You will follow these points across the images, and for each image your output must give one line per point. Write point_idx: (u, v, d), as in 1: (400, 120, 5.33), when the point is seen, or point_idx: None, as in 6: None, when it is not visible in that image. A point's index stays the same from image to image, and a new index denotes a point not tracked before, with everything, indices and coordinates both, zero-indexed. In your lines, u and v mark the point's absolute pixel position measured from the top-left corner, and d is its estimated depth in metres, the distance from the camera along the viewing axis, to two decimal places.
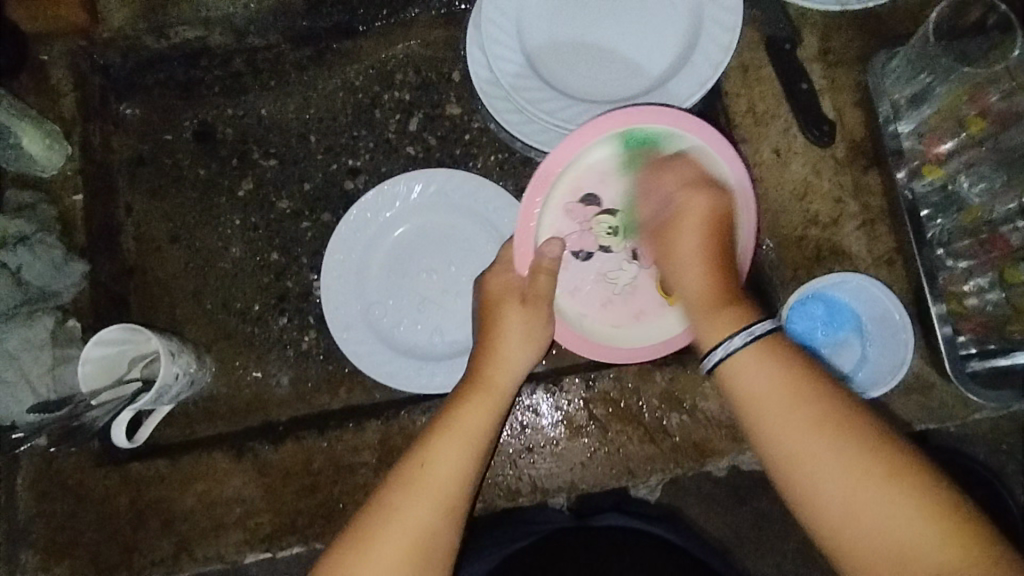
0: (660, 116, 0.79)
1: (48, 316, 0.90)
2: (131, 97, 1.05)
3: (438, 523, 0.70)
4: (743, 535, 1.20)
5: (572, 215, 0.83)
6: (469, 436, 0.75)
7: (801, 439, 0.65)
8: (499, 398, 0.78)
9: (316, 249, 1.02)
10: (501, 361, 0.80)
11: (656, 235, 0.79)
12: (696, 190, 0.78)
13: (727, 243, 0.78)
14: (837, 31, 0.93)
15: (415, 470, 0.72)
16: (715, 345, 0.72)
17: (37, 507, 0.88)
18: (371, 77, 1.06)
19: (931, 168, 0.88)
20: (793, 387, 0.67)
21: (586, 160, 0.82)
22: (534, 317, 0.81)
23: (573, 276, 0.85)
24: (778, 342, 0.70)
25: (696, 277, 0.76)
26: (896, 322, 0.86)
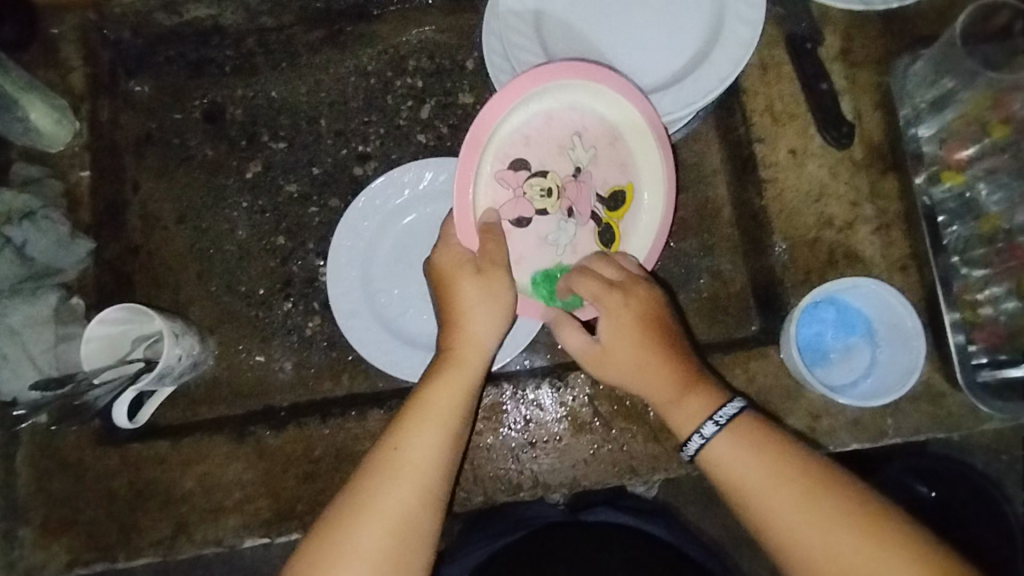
0: (573, 70, 0.78)
1: (51, 293, 0.89)
2: (141, 73, 1.03)
3: (415, 508, 0.68)
4: (739, 536, 1.20)
5: (502, 181, 0.78)
6: (443, 417, 0.72)
7: (784, 509, 0.65)
8: (470, 373, 0.74)
9: (323, 235, 1.01)
10: (466, 335, 0.76)
11: (609, 355, 0.74)
12: (614, 320, 0.73)
13: (671, 344, 0.74)
14: (859, 31, 0.91)
15: (387, 458, 0.69)
16: (690, 436, 0.71)
17: (37, 484, 0.87)
18: (384, 62, 1.04)
19: (951, 173, 0.86)
20: (770, 460, 0.67)
21: (509, 124, 0.78)
22: (492, 279, 0.75)
23: (517, 243, 0.79)
24: (743, 423, 0.70)
25: (651, 383, 0.73)
26: (908, 330, 0.84)
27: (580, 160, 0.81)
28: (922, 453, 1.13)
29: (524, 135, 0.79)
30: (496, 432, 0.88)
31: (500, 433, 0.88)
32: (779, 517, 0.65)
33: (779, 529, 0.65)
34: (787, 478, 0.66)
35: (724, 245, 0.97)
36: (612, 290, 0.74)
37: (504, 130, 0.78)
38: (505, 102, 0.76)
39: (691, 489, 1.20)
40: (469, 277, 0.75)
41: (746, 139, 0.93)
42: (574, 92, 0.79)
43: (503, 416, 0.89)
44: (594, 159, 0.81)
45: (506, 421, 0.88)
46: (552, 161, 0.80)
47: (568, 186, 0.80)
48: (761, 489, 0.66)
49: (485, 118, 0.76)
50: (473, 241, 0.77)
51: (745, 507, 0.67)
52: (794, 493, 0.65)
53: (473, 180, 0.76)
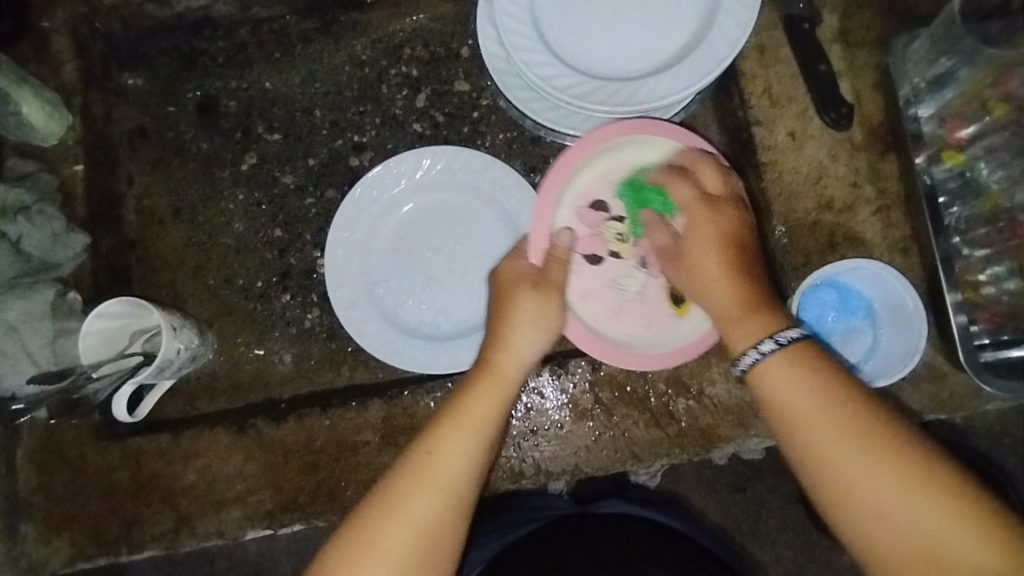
0: (652, 129, 0.84)
1: (48, 288, 0.89)
2: (133, 66, 1.02)
3: (445, 514, 0.67)
4: (742, 522, 1.20)
5: (582, 217, 0.85)
6: (480, 426, 0.71)
7: (841, 447, 0.61)
8: (511, 385, 0.74)
9: (320, 227, 1.01)
10: (513, 346, 0.75)
11: (681, 259, 0.76)
12: (707, 223, 0.74)
13: (750, 223, 0.75)
14: (857, 11, 0.90)
15: (422, 465, 0.68)
16: (754, 344, 0.68)
17: (38, 480, 0.87)
18: (378, 51, 1.04)
19: (950, 153, 0.86)
20: (831, 400, 0.63)
21: (592, 171, 0.85)
22: (550, 304, 0.77)
23: (583, 279, 0.85)
24: (804, 347, 0.67)
25: (721, 293, 0.72)
26: (910, 311, 0.84)
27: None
28: (926, 437, 1.13)
29: (605, 179, 0.86)
30: None
31: None
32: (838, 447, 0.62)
33: (835, 469, 0.62)
34: (845, 416, 0.62)
35: None
36: (703, 201, 0.76)
37: (597, 176, 0.86)
38: (589, 147, 0.84)
39: (693, 476, 1.20)
40: (532, 292, 0.77)
41: (744, 123, 0.92)
42: (667, 152, 0.85)
43: None
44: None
45: None
46: (632, 210, 0.86)
47: (647, 239, 0.85)
48: (819, 419, 0.63)
49: (569, 160, 0.83)
50: (541, 259, 0.81)
51: (800, 443, 0.64)
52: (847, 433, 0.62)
53: (552, 209, 0.83)
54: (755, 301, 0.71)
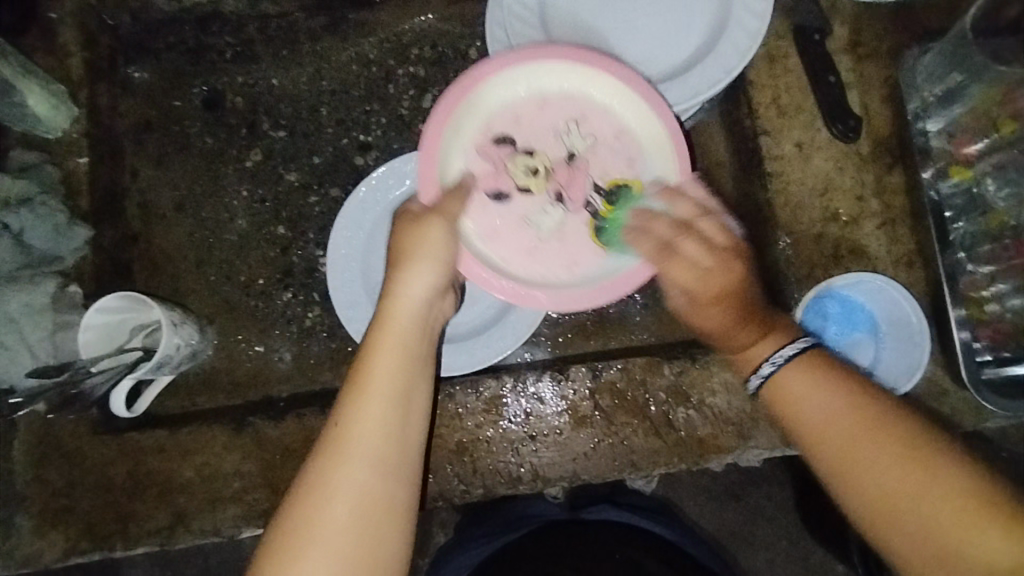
0: (530, 56, 0.75)
1: (49, 281, 0.89)
2: (140, 59, 1.03)
3: (375, 484, 0.60)
4: (737, 532, 1.20)
5: (482, 155, 0.76)
6: (389, 383, 0.64)
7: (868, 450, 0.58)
8: (405, 329, 0.67)
9: (323, 225, 1.01)
10: (399, 286, 0.69)
11: (700, 305, 0.69)
12: (708, 281, 0.68)
13: (749, 270, 0.69)
14: (868, 23, 0.90)
15: (332, 439, 0.62)
16: (760, 365, 0.67)
17: (34, 473, 0.87)
18: (386, 50, 1.03)
19: (958, 169, 0.85)
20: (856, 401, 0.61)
21: (493, 106, 0.77)
22: (428, 228, 0.70)
23: (508, 220, 0.76)
24: (816, 356, 0.65)
25: (702, 314, 0.70)
26: (914, 327, 0.84)
27: (572, 147, 0.77)
28: None
29: (514, 112, 0.77)
30: (496, 425, 0.88)
31: (500, 426, 0.88)
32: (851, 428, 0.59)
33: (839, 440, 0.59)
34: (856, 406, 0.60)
35: None
36: (681, 232, 0.70)
37: (495, 116, 0.77)
38: (482, 80, 0.75)
39: (688, 483, 1.20)
40: (428, 219, 0.71)
41: (751, 132, 0.92)
42: (572, 78, 0.77)
43: (503, 409, 0.88)
44: (597, 150, 0.78)
45: (506, 414, 0.88)
46: (531, 135, 0.77)
47: (560, 170, 0.77)
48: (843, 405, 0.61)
49: (471, 87, 0.75)
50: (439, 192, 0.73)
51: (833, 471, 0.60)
52: (864, 435, 0.58)
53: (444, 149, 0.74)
54: (761, 329, 0.68)
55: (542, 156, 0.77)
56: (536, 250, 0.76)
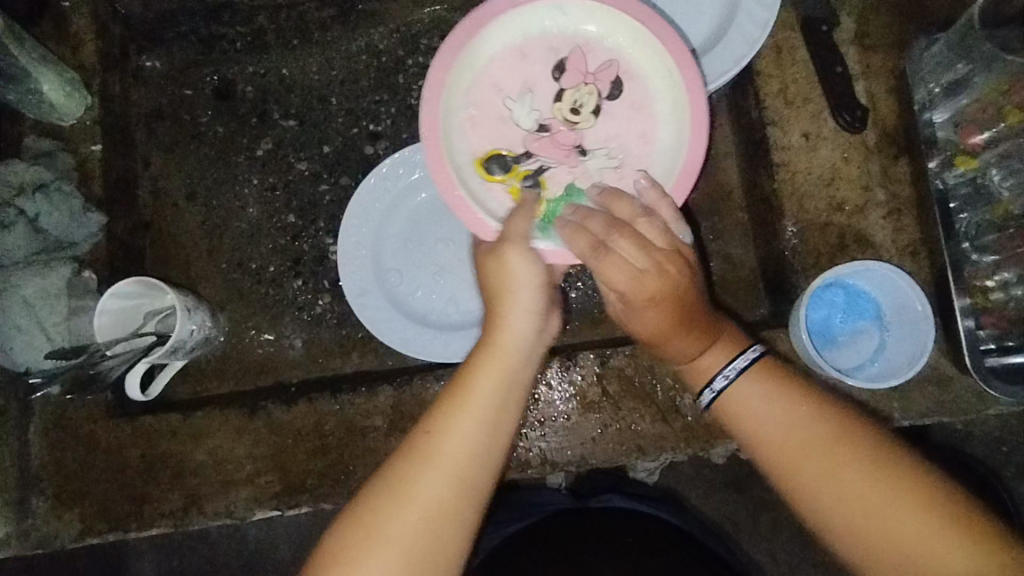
0: (654, 26, 0.71)
1: (65, 266, 0.90)
2: (152, 48, 1.04)
3: (456, 506, 0.60)
4: (740, 522, 1.21)
5: (532, 53, 0.73)
6: (483, 411, 0.63)
7: (800, 452, 0.60)
8: (515, 359, 0.65)
9: (333, 214, 1.02)
10: (514, 312, 0.66)
11: (636, 306, 0.62)
12: (647, 283, 0.60)
13: (690, 270, 0.63)
14: (875, 15, 0.91)
15: (421, 448, 0.61)
16: (712, 378, 0.67)
17: (49, 455, 0.88)
18: (396, 41, 1.04)
19: (963, 158, 0.86)
20: (795, 406, 0.62)
21: (576, 29, 0.73)
22: (505, 257, 0.66)
23: (490, 99, 0.72)
24: (766, 367, 0.66)
25: (645, 319, 0.64)
26: (918, 312, 0.84)
27: (590, 113, 0.72)
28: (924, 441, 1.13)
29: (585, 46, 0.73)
30: None
31: None
32: (785, 441, 0.61)
33: (783, 451, 0.61)
34: (811, 420, 0.61)
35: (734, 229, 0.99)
36: (614, 229, 0.61)
37: (574, 36, 0.73)
38: None
39: (691, 473, 1.22)
40: (500, 248, 0.66)
41: (758, 122, 0.92)
42: (655, 69, 0.72)
43: None
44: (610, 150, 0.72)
45: None
46: (580, 72, 0.72)
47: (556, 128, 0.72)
48: (779, 421, 0.62)
49: None
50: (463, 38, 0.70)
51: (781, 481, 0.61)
52: (812, 441, 0.60)
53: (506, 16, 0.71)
54: (705, 339, 0.67)
55: (568, 97, 0.72)
56: (469, 132, 0.72)
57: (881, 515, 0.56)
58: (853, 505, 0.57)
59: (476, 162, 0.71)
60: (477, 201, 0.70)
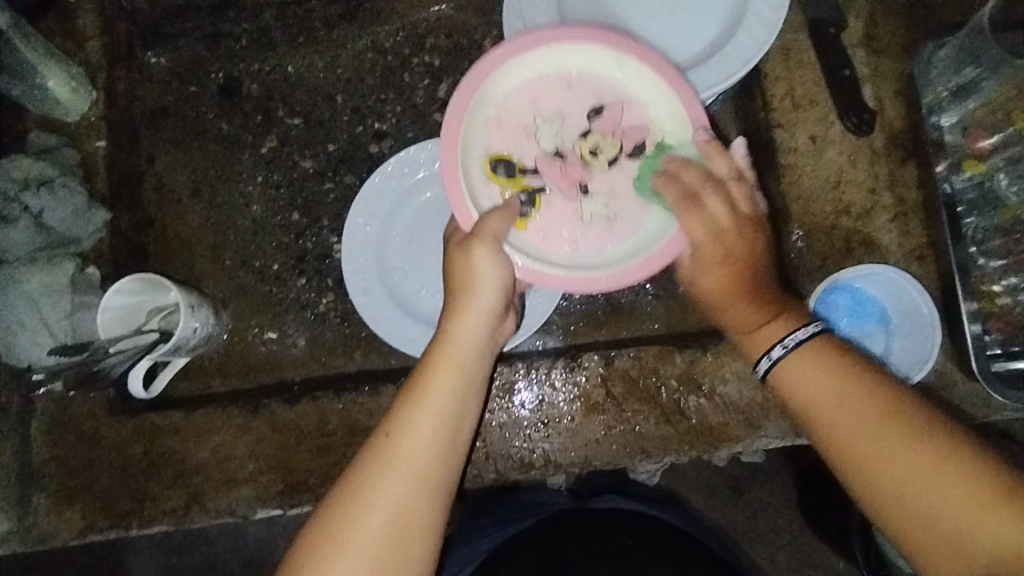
0: (695, 112, 0.69)
1: (68, 263, 0.90)
2: (157, 45, 1.03)
3: (416, 498, 0.63)
4: (740, 525, 1.21)
5: (566, 90, 0.72)
6: (443, 401, 0.67)
7: (853, 431, 0.61)
8: (466, 354, 0.70)
9: (337, 212, 1.01)
10: (463, 312, 0.70)
11: (706, 263, 0.70)
12: (722, 243, 0.69)
13: (761, 236, 0.71)
14: (883, 18, 0.91)
15: (379, 446, 0.65)
16: (769, 349, 0.68)
17: (50, 452, 0.88)
18: (402, 39, 1.04)
19: (971, 162, 0.86)
20: (855, 383, 0.63)
21: (611, 80, 0.72)
22: (471, 254, 0.67)
23: (521, 109, 0.72)
24: (824, 341, 0.67)
25: (710, 277, 0.71)
26: (926, 318, 0.85)
27: (607, 155, 0.71)
28: None
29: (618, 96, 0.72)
30: (509, 411, 0.89)
31: (512, 412, 0.89)
32: (838, 419, 0.62)
33: (834, 433, 0.62)
34: (862, 398, 0.62)
35: None
36: (690, 203, 0.68)
37: (619, 85, 0.72)
38: (628, 48, 0.70)
39: (692, 475, 1.22)
40: (471, 246, 0.67)
41: (765, 125, 0.92)
42: (677, 143, 0.70)
43: (515, 396, 0.89)
44: (614, 199, 0.71)
45: (519, 400, 0.89)
46: (612, 117, 0.72)
47: (569, 165, 0.71)
48: (832, 396, 0.63)
49: (618, 42, 0.70)
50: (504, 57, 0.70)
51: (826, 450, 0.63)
52: (863, 422, 0.60)
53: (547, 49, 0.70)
54: (773, 309, 0.71)
55: (591, 137, 0.71)
56: (489, 131, 0.71)
57: (936, 498, 0.56)
58: (910, 482, 0.57)
59: (484, 161, 0.71)
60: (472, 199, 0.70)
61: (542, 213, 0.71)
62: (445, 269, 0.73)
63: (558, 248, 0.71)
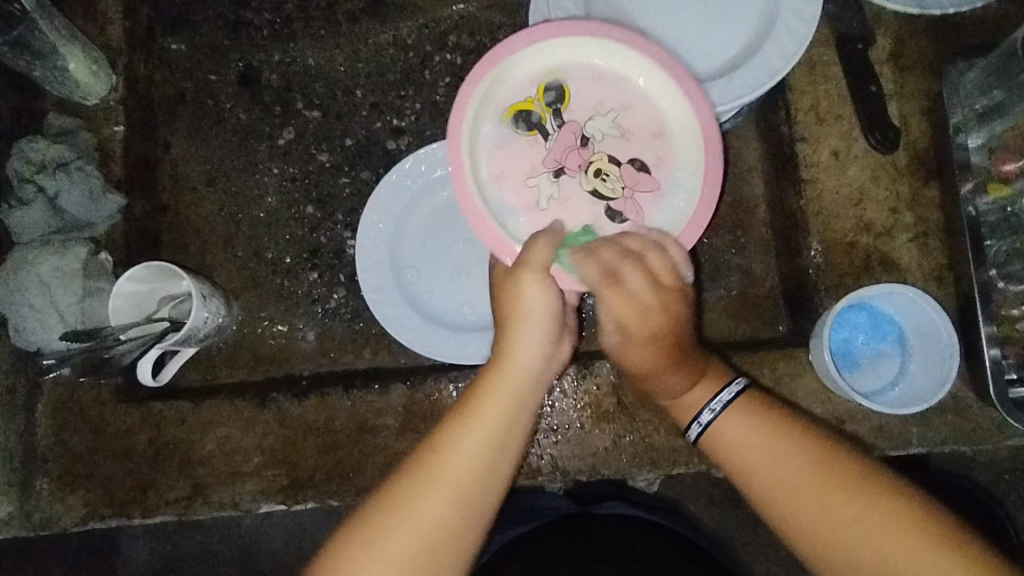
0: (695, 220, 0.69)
1: (81, 246, 0.89)
2: (177, 31, 1.02)
3: (455, 521, 0.61)
4: (740, 538, 1.20)
5: (636, 111, 0.71)
6: (489, 431, 0.65)
7: (761, 465, 0.66)
8: (522, 383, 0.67)
9: (352, 208, 1.01)
10: (519, 333, 0.68)
11: (632, 340, 0.68)
12: (643, 317, 0.65)
13: (688, 314, 0.68)
14: (911, 35, 0.90)
15: (423, 463, 0.63)
16: (699, 412, 0.72)
17: (55, 437, 0.87)
18: (424, 36, 1.03)
19: (995, 185, 0.85)
20: (774, 434, 0.68)
21: (671, 140, 0.71)
22: (521, 282, 0.66)
23: (612, 94, 0.72)
24: (749, 399, 0.71)
25: (630, 354, 0.70)
26: (944, 341, 0.82)
27: (607, 181, 0.70)
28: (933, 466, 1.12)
29: (662, 152, 0.71)
30: None
31: None
32: (752, 457, 0.67)
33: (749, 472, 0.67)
34: (774, 438, 0.67)
35: (758, 244, 0.97)
36: (628, 259, 0.64)
37: (671, 147, 0.71)
38: (707, 128, 0.70)
39: (693, 485, 1.21)
40: (518, 273, 0.65)
41: (788, 138, 0.91)
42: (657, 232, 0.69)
43: None
44: (559, 205, 0.70)
45: None
46: (638, 179, 0.71)
47: (574, 149, 0.71)
48: (753, 444, 0.68)
49: (704, 119, 0.70)
50: (632, 40, 0.71)
51: (748, 490, 0.68)
52: (777, 455, 0.66)
53: (661, 70, 0.70)
54: (693, 374, 0.72)
55: (615, 171, 0.70)
56: (559, 67, 0.72)
57: (846, 521, 0.61)
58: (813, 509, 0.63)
59: (552, 71, 0.71)
60: (507, 71, 0.71)
61: (518, 139, 0.71)
62: (496, 295, 0.71)
63: (489, 162, 0.70)
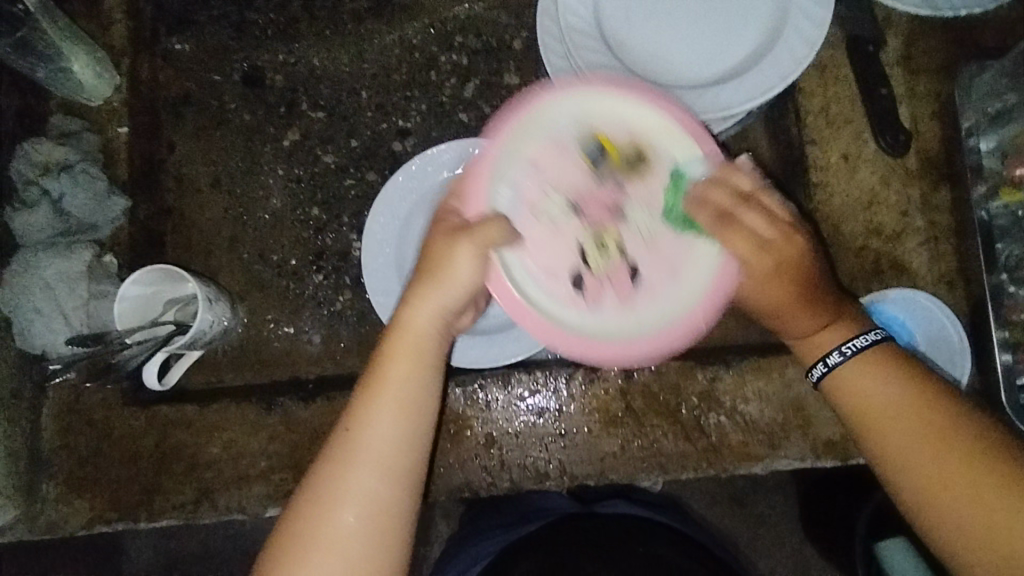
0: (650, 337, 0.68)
1: (86, 249, 0.89)
2: (182, 30, 1.01)
3: (388, 491, 0.62)
4: (746, 539, 1.20)
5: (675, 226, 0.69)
6: (405, 395, 0.64)
7: (895, 424, 0.63)
8: (427, 342, 0.66)
9: (358, 209, 1.00)
10: (420, 298, 0.66)
11: (760, 279, 0.66)
12: (769, 254, 0.66)
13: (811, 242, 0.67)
14: (923, 37, 0.89)
15: (342, 444, 0.62)
16: (826, 353, 0.67)
17: (62, 440, 0.87)
18: (429, 36, 1.02)
19: (1009, 189, 0.83)
20: (917, 394, 0.63)
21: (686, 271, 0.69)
22: (447, 251, 0.64)
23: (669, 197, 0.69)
24: (878, 352, 0.66)
25: (765, 291, 0.67)
26: (955, 344, 0.85)
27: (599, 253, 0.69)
28: None
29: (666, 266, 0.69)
30: (526, 419, 0.88)
31: (530, 421, 0.88)
32: (882, 405, 0.64)
33: (879, 428, 0.63)
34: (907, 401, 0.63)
35: None
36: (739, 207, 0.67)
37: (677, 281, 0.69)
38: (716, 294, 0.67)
39: (697, 485, 1.21)
40: (449, 241, 0.65)
41: (798, 141, 0.91)
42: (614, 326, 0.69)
43: (533, 404, 0.88)
44: (549, 236, 0.69)
45: (537, 408, 0.88)
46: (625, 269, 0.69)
47: (595, 209, 0.69)
48: (891, 405, 0.63)
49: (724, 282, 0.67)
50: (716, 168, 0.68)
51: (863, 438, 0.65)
52: (910, 413, 0.62)
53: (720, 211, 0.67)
54: (829, 311, 0.68)
55: (611, 253, 0.69)
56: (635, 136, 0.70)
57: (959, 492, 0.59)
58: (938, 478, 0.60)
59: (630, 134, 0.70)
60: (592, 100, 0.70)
61: (564, 164, 0.70)
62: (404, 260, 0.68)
63: (526, 156, 0.70)
